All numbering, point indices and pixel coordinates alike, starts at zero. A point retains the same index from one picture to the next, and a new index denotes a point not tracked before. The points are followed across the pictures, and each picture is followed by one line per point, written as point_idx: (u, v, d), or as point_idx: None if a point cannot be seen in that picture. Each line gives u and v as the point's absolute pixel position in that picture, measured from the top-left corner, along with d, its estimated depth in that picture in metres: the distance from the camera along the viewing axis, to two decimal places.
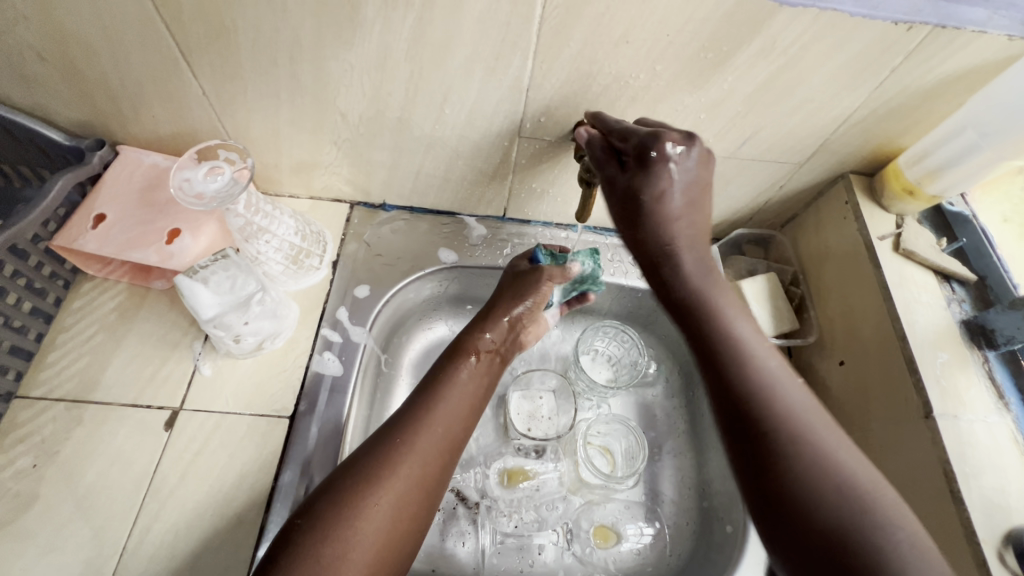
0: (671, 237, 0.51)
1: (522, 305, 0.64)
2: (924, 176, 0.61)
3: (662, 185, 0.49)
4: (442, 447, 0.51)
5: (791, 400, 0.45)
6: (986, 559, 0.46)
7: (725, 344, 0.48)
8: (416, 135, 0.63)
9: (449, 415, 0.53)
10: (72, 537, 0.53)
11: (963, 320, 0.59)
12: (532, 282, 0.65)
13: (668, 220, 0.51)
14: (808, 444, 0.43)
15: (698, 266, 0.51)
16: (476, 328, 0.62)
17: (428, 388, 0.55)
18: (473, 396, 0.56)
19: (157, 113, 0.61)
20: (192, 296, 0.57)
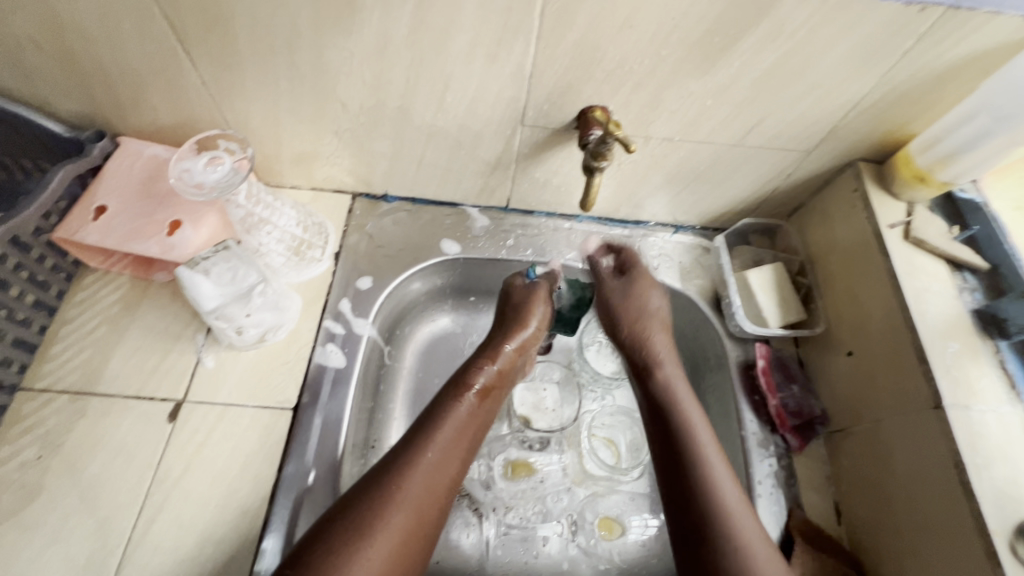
0: (644, 334, 0.64)
1: (519, 334, 0.64)
2: (936, 162, 0.60)
3: (640, 294, 0.66)
4: (438, 490, 0.50)
5: (715, 463, 0.52)
6: (998, 550, 0.46)
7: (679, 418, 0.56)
8: (418, 125, 0.63)
9: (448, 456, 0.52)
10: (77, 529, 0.53)
11: (974, 309, 0.58)
12: (529, 311, 0.65)
13: (642, 321, 0.65)
14: (721, 498, 0.50)
15: (669, 365, 0.61)
16: (478, 359, 0.61)
17: (425, 425, 0.54)
18: (471, 434, 0.56)
19: (156, 103, 0.61)
20: (193, 287, 0.55)
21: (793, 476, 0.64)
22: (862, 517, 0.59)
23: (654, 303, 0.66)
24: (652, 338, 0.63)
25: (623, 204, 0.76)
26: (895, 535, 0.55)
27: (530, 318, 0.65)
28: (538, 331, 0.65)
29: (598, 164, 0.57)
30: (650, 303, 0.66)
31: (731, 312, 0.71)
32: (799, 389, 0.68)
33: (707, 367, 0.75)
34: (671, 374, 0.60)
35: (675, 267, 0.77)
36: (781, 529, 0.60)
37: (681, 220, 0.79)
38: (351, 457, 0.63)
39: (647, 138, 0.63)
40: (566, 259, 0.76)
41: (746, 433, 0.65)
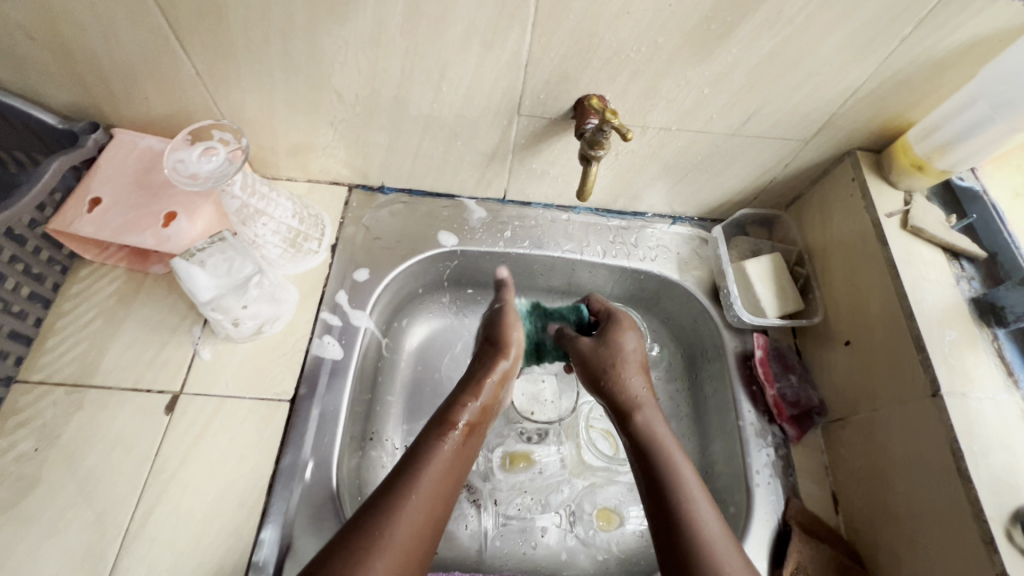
0: (621, 379, 0.61)
1: (502, 365, 0.62)
2: (934, 150, 0.60)
3: (616, 340, 0.64)
4: (419, 541, 0.46)
5: (703, 511, 0.48)
6: (994, 536, 0.46)
7: (663, 464, 0.52)
8: (414, 115, 0.62)
9: (430, 502, 0.48)
10: (74, 520, 0.53)
11: (972, 298, 0.58)
12: (508, 341, 0.64)
13: (620, 365, 0.62)
14: (713, 552, 0.45)
15: (650, 409, 0.58)
16: (461, 395, 0.59)
17: (405, 470, 0.50)
18: (454, 478, 0.52)
19: (150, 94, 0.60)
20: (188, 279, 0.55)
21: (791, 466, 0.64)
22: (860, 505, 0.59)
23: (631, 350, 0.63)
24: (630, 383, 0.60)
25: (621, 195, 0.76)
26: (893, 524, 0.55)
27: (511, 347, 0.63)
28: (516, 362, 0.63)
29: (595, 153, 0.57)
30: (626, 347, 0.63)
31: (730, 303, 0.71)
32: (798, 379, 0.68)
33: (705, 359, 0.75)
34: (652, 419, 0.57)
35: (673, 258, 0.76)
36: (778, 517, 0.60)
37: (679, 211, 0.79)
38: (348, 450, 0.63)
39: (644, 128, 0.63)
40: (564, 250, 0.75)
41: (744, 423, 0.66)
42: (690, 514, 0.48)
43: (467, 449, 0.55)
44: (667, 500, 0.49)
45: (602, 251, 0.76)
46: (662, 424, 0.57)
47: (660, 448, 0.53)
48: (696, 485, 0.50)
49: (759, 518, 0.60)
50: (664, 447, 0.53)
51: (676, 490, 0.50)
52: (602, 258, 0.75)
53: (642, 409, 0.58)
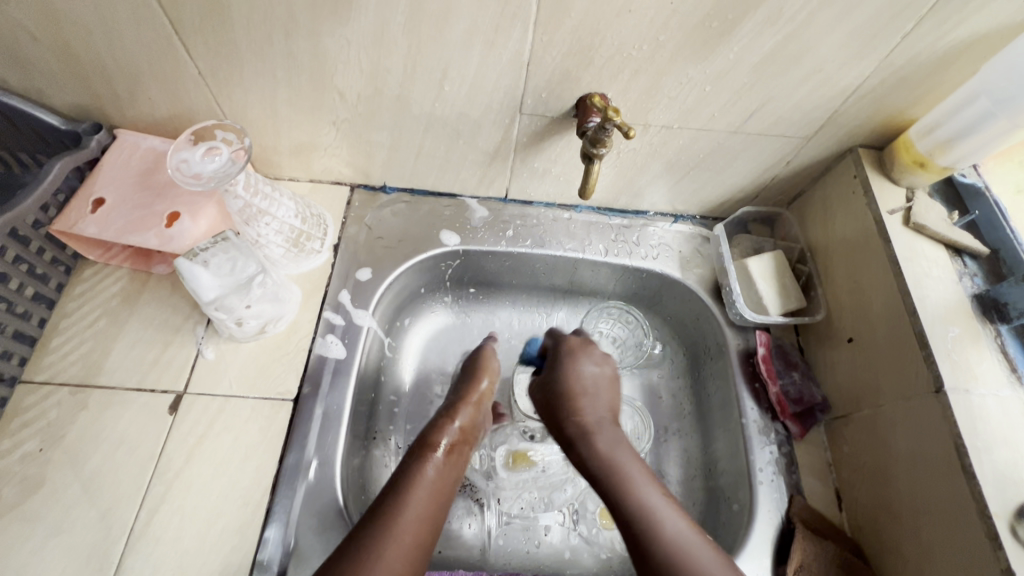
0: (574, 405, 0.60)
1: (477, 393, 0.64)
2: (935, 147, 0.60)
3: (571, 365, 0.63)
4: (414, 560, 0.47)
5: (669, 521, 0.48)
6: (999, 532, 0.45)
7: (625, 482, 0.52)
8: (416, 114, 0.62)
9: (419, 522, 0.49)
10: (79, 520, 0.54)
11: (975, 295, 0.58)
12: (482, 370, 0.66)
13: (573, 392, 0.61)
14: (687, 560, 0.45)
15: (607, 431, 0.57)
16: (441, 419, 0.60)
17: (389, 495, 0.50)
18: (442, 501, 0.52)
19: (152, 95, 0.60)
20: (192, 279, 0.55)
21: (794, 463, 0.64)
22: (863, 502, 0.59)
23: (586, 372, 0.62)
24: (584, 407, 0.59)
25: (622, 193, 0.76)
26: (895, 520, 0.55)
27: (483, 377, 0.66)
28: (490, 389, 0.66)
29: (597, 151, 0.57)
30: (581, 373, 0.62)
31: (732, 301, 0.71)
32: (800, 376, 0.68)
33: (707, 357, 0.75)
34: (604, 443, 0.56)
35: (675, 256, 0.76)
36: (781, 515, 0.60)
37: (681, 210, 0.79)
38: (351, 449, 0.63)
39: (646, 126, 0.63)
40: (565, 249, 0.75)
41: (747, 421, 0.66)
42: (657, 528, 0.48)
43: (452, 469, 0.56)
44: (634, 520, 0.49)
45: (604, 250, 0.76)
46: (614, 442, 0.56)
47: (620, 471, 0.53)
48: (659, 499, 0.50)
49: (763, 516, 0.60)
50: (620, 469, 0.53)
51: (642, 506, 0.49)
52: (604, 257, 0.75)
53: (599, 433, 0.57)
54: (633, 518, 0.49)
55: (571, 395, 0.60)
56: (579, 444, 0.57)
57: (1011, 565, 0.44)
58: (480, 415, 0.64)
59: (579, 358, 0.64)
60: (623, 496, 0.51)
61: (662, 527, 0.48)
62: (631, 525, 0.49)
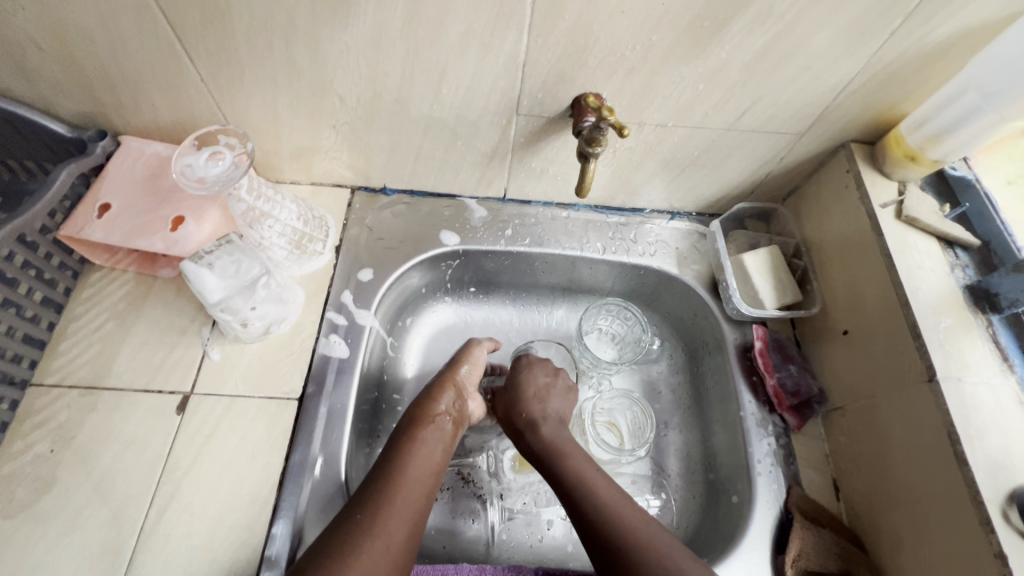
0: (525, 403, 0.64)
1: (462, 372, 0.66)
2: (926, 140, 0.61)
3: (529, 372, 0.68)
4: (415, 517, 0.52)
5: (605, 488, 0.54)
6: (991, 517, 0.46)
7: (566, 459, 0.57)
8: (414, 116, 0.63)
9: (415, 484, 0.54)
10: (91, 518, 0.55)
11: (967, 285, 0.59)
12: (468, 351, 0.69)
13: (520, 393, 0.65)
14: (619, 520, 0.51)
15: (553, 422, 0.62)
16: (427, 398, 0.62)
17: (389, 465, 0.55)
18: (432, 466, 0.56)
19: (156, 102, 0.62)
20: (197, 281, 0.56)
21: (791, 455, 0.65)
22: (859, 492, 0.60)
23: (538, 383, 0.66)
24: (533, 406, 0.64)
25: (619, 192, 0.77)
26: (890, 507, 0.56)
27: (469, 358, 0.68)
28: (477, 366, 0.68)
29: (593, 150, 0.58)
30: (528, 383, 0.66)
31: (729, 296, 0.72)
32: (797, 369, 0.69)
33: (705, 351, 0.76)
34: (548, 431, 0.61)
35: (672, 253, 0.77)
36: (779, 505, 0.61)
37: (677, 207, 0.80)
38: (355, 447, 0.64)
39: (641, 125, 0.64)
40: (564, 247, 0.76)
41: (745, 413, 0.67)
42: (591, 493, 0.54)
43: (445, 439, 0.59)
44: (572, 489, 0.55)
45: (602, 247, 0.77)
46: (558, 430, 0.62)
47: (566, 454, 0.58)
48: (599, 475, 0.56)
49: (762, 507, 0.61)
50: (562, 450, 0.59)
51: (579, 478, 0.55)
52: (602, 254, 0.76)
53: (545, 424, 0.62)
54: (571, 489, 0.55)
55: (522, 398, 0.65)
56: (527, 434, 0.62)
57: (1003, 549, 0.45)
58: (467, 392, 0.66)
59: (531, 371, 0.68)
60: (563, 471, 0.57)
61: (597, 494, 0.54)
62: (571, 496, 0.55)
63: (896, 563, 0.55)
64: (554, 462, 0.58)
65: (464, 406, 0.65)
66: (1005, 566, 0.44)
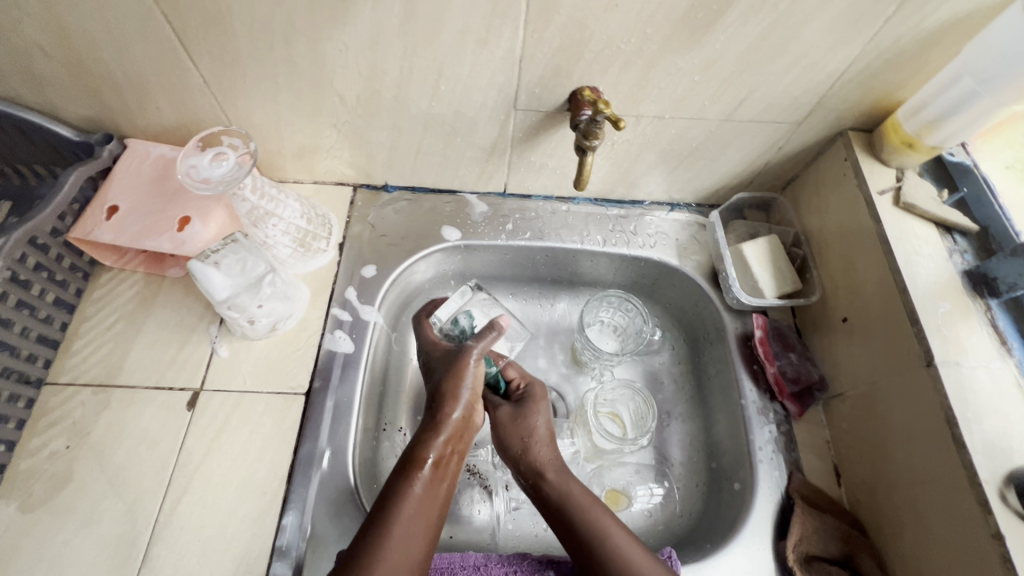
0: (530, 449, 0.61)
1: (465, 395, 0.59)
2: (923, 127, 0.61)
3: (531, 412, 0.64)
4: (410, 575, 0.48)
5: (614, 530, 0.54)
6: (988, 499, 0.47)
7: (584, 513, 0.55)
8: (413, 113, 0.64)
9: (406, 538, 0.50)
10: (107, 511, 0.56)
11: (965, 270, 0.59)
12: (465, 365, 0.60)
13: (535, 437, 0.62)
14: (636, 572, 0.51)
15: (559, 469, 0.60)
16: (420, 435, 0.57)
17: (378, 517, 0.50)
18: (432, 514, 0.53)
19: (161, 105, 0.63)
20: (205, 279, 0.57)
21: (793, 442, 0.66)
22: (860, 477, 0.61)
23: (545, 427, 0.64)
24: (539, 450, 0.61)
25: (618, 184, 0.77)
26: (891, 492, 0.57)
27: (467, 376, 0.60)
28: (478, 383, 0.61)
29: (590, 143, 0.59)
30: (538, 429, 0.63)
31: (729, 286, 0.72)
32: (797, 357, 0.69)
33: (707, 341, 0.77)
34: (565, 480, 0.59)
35: (672, 244, 0.78)
36: (780, 491, 0.62)
37: (677, 198, 0.80)
38: (362, 441, 0.65)
39: (638, 117, 0.64)
40: (564, 240, 0.77)
41: (746, 402, 0.67)
42: (616, 548, 0.53)
43: (444, 477, 0.56)
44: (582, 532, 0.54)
45: (602, 240, 0.78)
46: (575, 480, 0.59)
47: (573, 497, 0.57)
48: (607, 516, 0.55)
49: (764, 494, 0.62)
50: (580, 501, 0.57)
51: (598, 532, 0.54)
52: (602, 247, 0.77)
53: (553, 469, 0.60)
54: (589, 541, 0.54)
55: (531, 445, 0.62)
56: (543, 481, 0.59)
57: (999, 530, 0.45)
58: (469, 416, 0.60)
59: (529, 410, 0.64)
60: (580, 525, 0.55)
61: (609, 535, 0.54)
62: (587, 545, 0.54)
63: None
64: (569, 514, 0.56)
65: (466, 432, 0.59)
66: (1003, 547, 0.45)
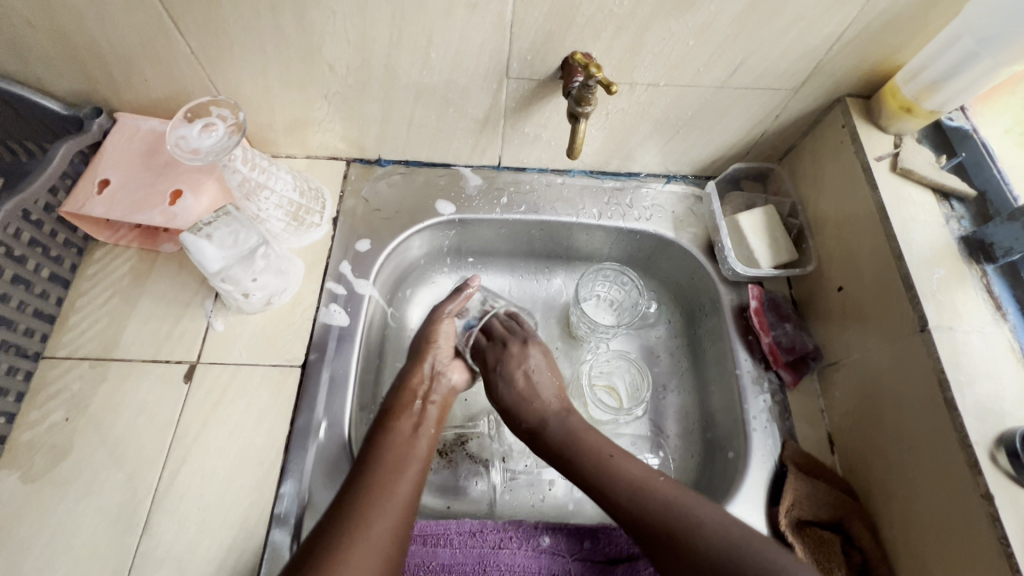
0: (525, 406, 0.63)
1: (431, 352, 0.66)
2: (921, 91, 0.60)
3: (508, 369, 0.66)
4: (408, 502, 0.52)
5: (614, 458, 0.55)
6: (978, 460, 0.47)
7: (581, 449, 0.57)
8: (404, 83, 0.63)
9: (393, 471, 0.53)
10: (107, 481, 0.57)
11: (962, 237, 0.59)
12: (437, 328, 0.69)
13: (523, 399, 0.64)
14: (647, 494, 0.52)
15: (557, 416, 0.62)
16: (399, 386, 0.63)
17: (367, 457, 0.54)
18: (418, 455, 0.56)
19: (149, 76, 0.62)
20: (197, 251, 0.57)
21: (787, 410, 0.66)
22: (853, 446, 0.61)
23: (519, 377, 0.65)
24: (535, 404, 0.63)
25: (613, 156, 0.76)
26: (884, 459, 0.57)
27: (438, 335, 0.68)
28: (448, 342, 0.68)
29: (582, 109, 0.58)
30: (520, 386, 0.65)
31: (725, 257, 0.72)
32: (793, 327, 0.69)
33: (703, 313, 0.77)
34: (560, 424, 0.61)
35: (668, 216, 0.77)
36: (773, 459, 0.62)
37: (673, 170, 0.80)
38: (358, 415, 0.65)
39: (632, 85, 0.63)
40: (559, 214, 0.77)
41: (741, 372, 0.67)
42: (613, 468, 0.55)
43: (425, 426, 0.60)
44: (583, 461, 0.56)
45: (598, 213, 0.77)
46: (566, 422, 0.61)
47: (575, 435, 0.59)
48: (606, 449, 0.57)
49: (757, 461, 0.62)
50: (576, 440, 0.58)
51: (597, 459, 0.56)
52: (598, 220, 0.77)
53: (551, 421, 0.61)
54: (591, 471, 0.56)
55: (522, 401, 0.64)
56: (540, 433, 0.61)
57: (989, 490, 0.46)
58: (439, 373, 0.66)
59: (510, 369, 0.66)
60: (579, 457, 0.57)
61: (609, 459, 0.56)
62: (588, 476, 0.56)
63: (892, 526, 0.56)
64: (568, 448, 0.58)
65: (441, 385, 0.65)
66: (992, 506, 0.45)
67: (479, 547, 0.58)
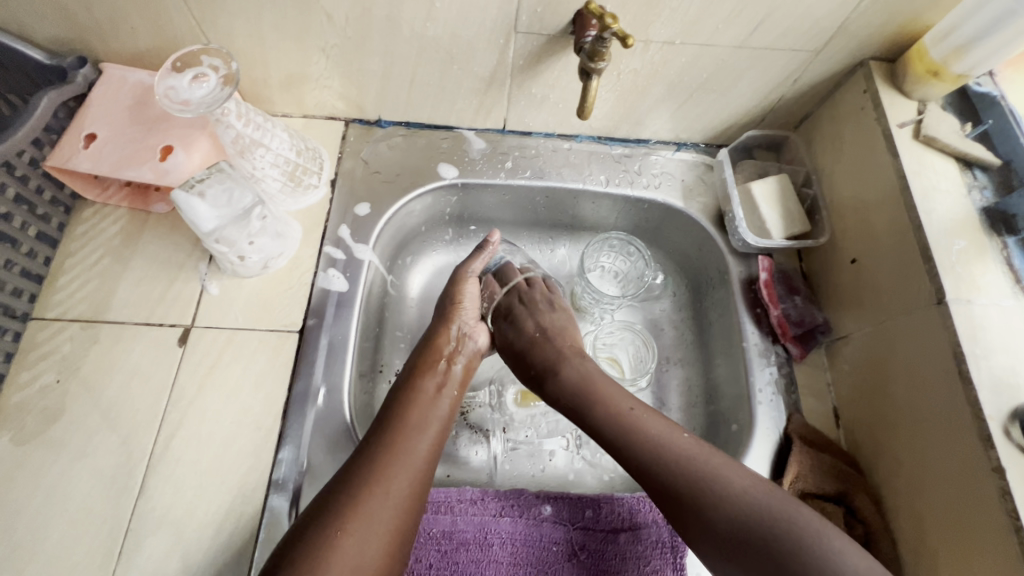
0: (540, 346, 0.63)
1: (458, 315, 0.64)
2: (950, 54, 0.57)
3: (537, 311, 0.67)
4: (427, 458, 0.51)
5: (650, 424, 0.52)
6: (992, 434, 0.46)
7: (596, 400, 0.55)
8: (407, 36, 0.60)
9: (414, 429, 0.52)
10: (101, 444, 0.56)
11: (984, 208, 0.57)
12: (462, 287, 0.66)
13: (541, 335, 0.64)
14: (675, 456, 0.48)
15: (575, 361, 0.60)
16: (426, 346, 0.61)
17: (390, 412, 0.54)
18: (441, 412, 0.55)
19: (135, 24, 0.58)
20: (189, 210, 0.54)
21: (793, 384, 0.65)
22: (861, 418, 0.60)
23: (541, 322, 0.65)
24: (548, 347, 0.62)
25: (623, 121, 0.74)
26: (891, 433, 0.56)
27: (464, 297, 0.66)
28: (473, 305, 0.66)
29: (595, 65, 0.55)
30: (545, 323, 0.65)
31: (735, 227, 0.70)
32: (802, 300, 0.68)
33: (710, 286, 0.75)
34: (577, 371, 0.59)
35: (677, 185, 0.75)
36: (779, 432, 0.62)
37: (684, 137, 0.77)
38: (357, 384, 0.64)
39: (647, 42, 0.60)
40: (565, 179, 0.74)
41: (748, 344, 0.66)
42: (636, 426, 0.52)
43: (448, 387, 0.58)
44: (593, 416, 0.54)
45: (606, 180, 0.75)
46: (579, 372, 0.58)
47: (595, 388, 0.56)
48: (629, 406, 0.54)
49: (762, 434, 0.62)
50: (586, 389, 0.56)
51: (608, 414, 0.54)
52: (605, 187, 0.74)
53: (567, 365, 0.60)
54: (609, 426, 0.53)
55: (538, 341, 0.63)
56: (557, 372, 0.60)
57: (1001, 464, 0.45)
58: (468, 335, 0.64)
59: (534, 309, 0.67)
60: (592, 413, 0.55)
61: (643, 425, 0.51)
62: (608, 433, 0.53)
63: (896, 500, 0.55)
64: (580, 403, 0.56)
65: (468, 348, 0.63)
66: (1002, 480, 0.45)
67: (480, 515, 0.57)
